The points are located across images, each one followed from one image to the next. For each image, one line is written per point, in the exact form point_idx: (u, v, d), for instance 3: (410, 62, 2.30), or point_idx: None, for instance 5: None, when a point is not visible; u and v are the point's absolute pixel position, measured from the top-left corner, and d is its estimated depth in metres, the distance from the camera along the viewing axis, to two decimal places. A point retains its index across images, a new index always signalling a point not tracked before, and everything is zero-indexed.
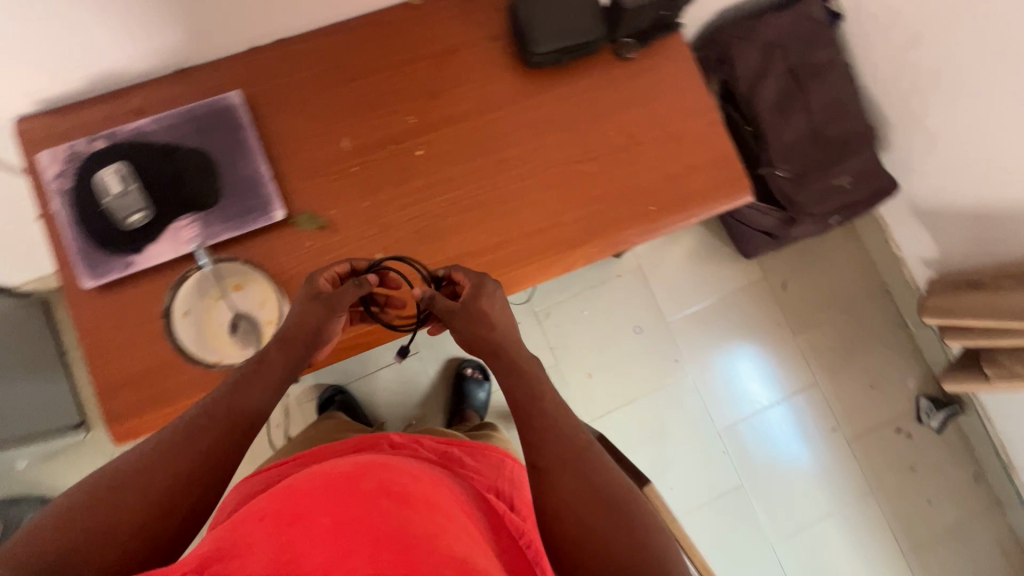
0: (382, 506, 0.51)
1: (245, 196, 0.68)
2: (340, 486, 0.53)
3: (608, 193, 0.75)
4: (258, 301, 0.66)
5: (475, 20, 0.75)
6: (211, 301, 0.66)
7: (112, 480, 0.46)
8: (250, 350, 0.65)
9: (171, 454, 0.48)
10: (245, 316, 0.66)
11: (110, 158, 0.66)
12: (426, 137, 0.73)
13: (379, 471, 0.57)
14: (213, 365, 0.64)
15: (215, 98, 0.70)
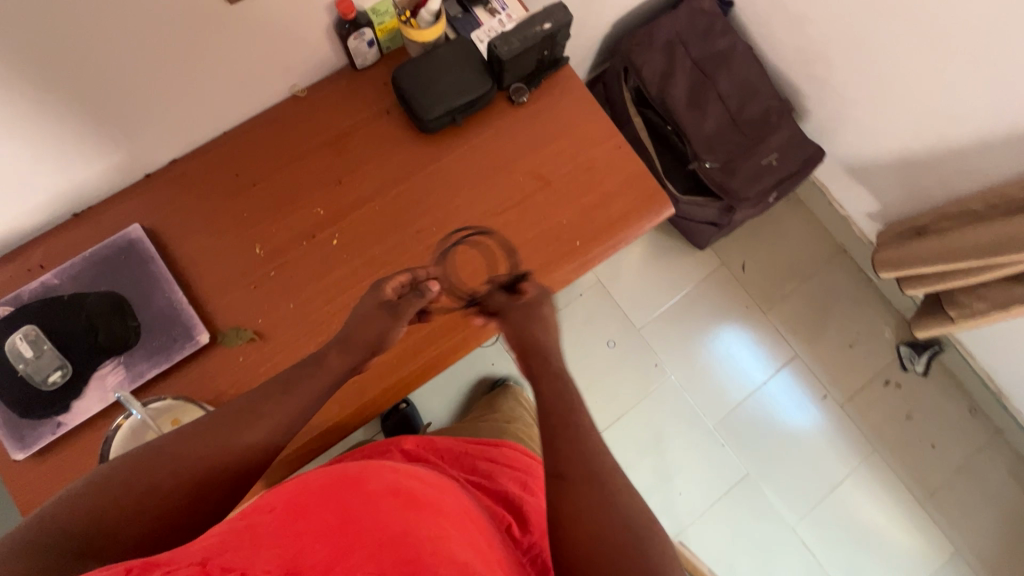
0: (388, 509, 0.49)
1: (165, 328, 0.66)
2: (347, 488, 0.51)
3: (532, 238, 0.74)
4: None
5: (364, 98, 0.76)
6: None
7: (156, 455, 0.51)
8: None
9: (182, 449, 0.52)
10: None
11: (14, 321, 0.63)
12: (338, 224, 0.73)
13: (386, 475, 0.55)
14: None
15: (116, 236, 0.68)
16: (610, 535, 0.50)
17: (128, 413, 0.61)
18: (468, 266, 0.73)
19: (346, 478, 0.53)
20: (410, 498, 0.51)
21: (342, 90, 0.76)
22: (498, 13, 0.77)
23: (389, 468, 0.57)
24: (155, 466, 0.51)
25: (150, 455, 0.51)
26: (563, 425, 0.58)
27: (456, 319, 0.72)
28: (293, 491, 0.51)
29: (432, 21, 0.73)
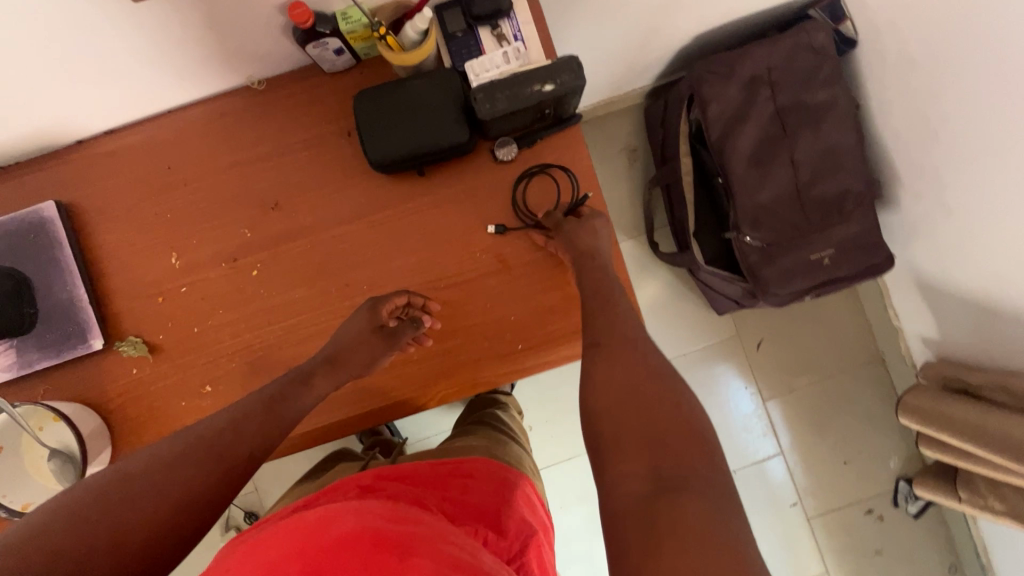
0: (355, 552, 0.46)
1: (62, 322, 0.63)
2: (311, 541, 0.48)
3: (471, 327, 0.65)
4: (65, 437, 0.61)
5: (326, 113, 0.64)
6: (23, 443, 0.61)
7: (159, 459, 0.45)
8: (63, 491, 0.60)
9: (192, 457, 0.46)
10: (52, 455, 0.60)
11: None
12: (264, 254, 0.65)
13: (353, 514, 0.51)
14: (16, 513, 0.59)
15: (30, 209, 0.63)
16: (649, 394, 0.46)
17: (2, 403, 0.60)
18: (543, 199, 0.65)
19: (309, 529, 0.50)
20: (382, 540, 0.47)
21: (306, 96, 0.64)
22: (506, 42, 0.61)
23: (358, 504, 0.53)
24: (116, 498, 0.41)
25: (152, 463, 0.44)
26: (610, 319, 0.55)
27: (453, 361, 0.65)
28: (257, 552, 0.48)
29: (419, 39, 0.59)
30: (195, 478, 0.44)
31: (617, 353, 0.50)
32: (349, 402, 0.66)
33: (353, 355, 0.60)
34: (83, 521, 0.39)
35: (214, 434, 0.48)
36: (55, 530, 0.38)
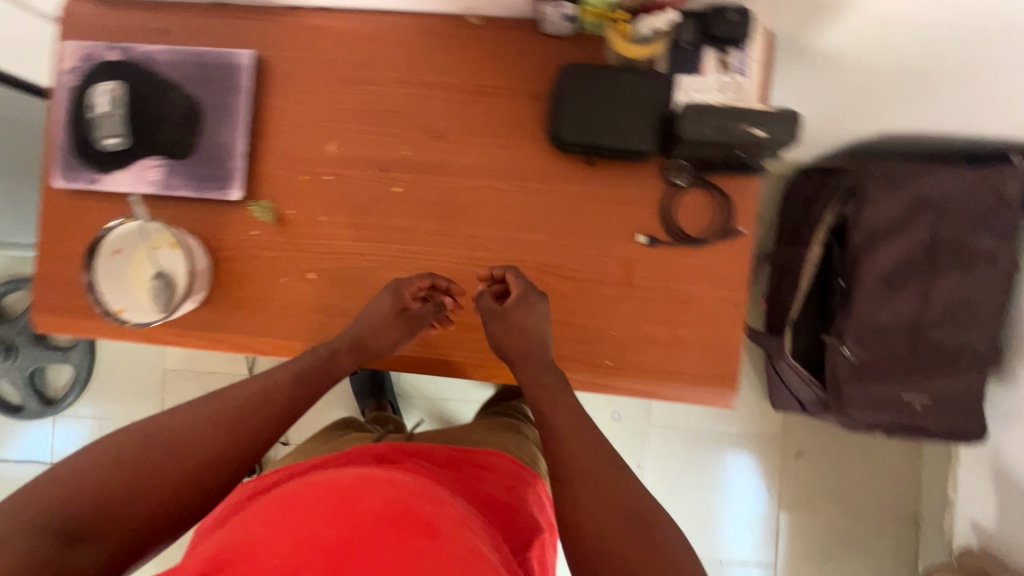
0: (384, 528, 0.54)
1: (213, 163, 0.66)
2: (345, 504, 0.57)
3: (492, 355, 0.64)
4: (178, 270, 0.66)
5: (524, 71, 0.64)
6: (139, 254, 0.66)
7: (162, 436, 0.54)
8: (150, 316, 0.65)
9: (195, 435, 0.55)
10: (161, 277, 0.65)
11: (113, 71, 0.66)
12: (411, 175, 0.66)
13: (381, 488, 0.59)
14: (110, 312, 0.65)
15: (228, 50, 0.66)
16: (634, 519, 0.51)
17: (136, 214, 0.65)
18: (696, 221, 0.63)
19: (344, 493, 0.58)
20: (408, 519, 0.56)
21: (512, 48, 0.64)
22: (728, 73, 0.60)
23: (386, 478, 0.62)
24: (150, 460, 0.52)
25: (156, 438, 0.53)
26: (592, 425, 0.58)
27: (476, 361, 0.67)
28: (294, 510, 0.56)
29: (651, 35, 0.57)
30: (208, 455, 0.54)
31: (596, 472, 0.55)
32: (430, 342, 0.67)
33: (360, 346, 0.64)
34: (123, 480, 0.50)
35: (222, 413, 0.57)
36: (80, 485, 0.49)
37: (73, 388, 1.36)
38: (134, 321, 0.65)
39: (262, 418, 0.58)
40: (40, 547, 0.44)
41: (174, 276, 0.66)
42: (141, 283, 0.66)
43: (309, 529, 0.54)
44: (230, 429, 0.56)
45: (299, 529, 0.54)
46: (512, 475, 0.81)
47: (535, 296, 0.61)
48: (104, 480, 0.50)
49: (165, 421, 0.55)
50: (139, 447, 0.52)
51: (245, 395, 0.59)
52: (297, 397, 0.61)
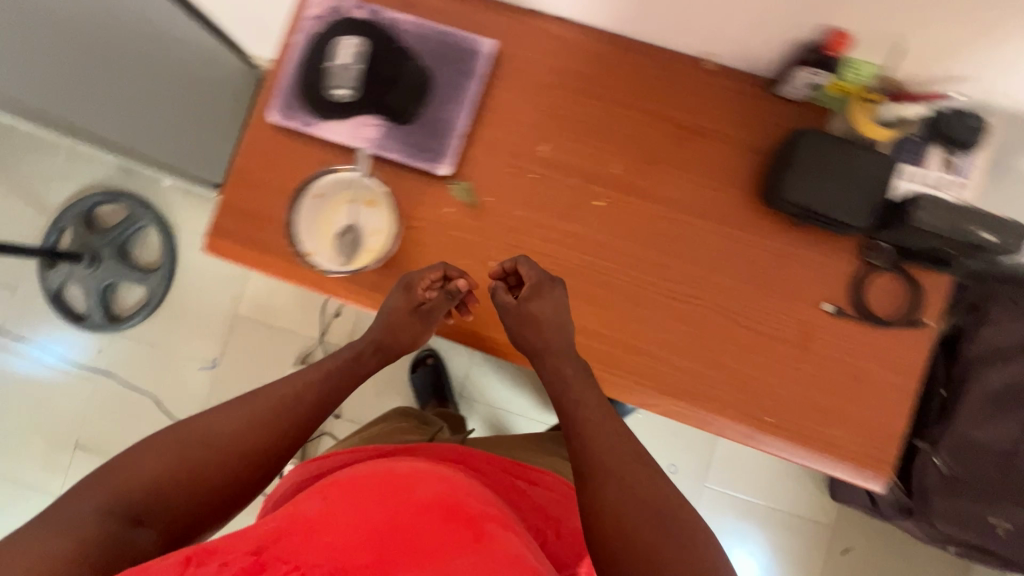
0: (429, 519, 0.54)
1: (430, 137, 0.68)
2: (397, 490, 0.57)
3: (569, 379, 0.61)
4: (373, 229, 0.68)
5: (748, 124, 0.67)
6: (339, 201, 0.68)
7: (201, 429, 0.54)
8: (337, 262, 0.67)
9: (232, 427, 0.55)
10: (356, 232, 0.68)
11: (356, 28, 0.69)
12: (614, 192, 0.68)
13: (432, 480, 0.60)
14: (301, 252, 0.66)
15: (471, 37, 0.69)
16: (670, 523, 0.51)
17: (353, 167, 0.68)
18: (884, 303, 0.64)
19: (397, 480, 0.59)
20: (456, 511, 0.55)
21: (742, 101, 0.67)
22: (950, 173, 0.61)
23: (438, 471, 0.62)
24: (194, 454, 0.53)
25: (197, 432, 0.54)
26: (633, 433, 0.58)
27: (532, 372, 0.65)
28: (349, 490, 0.57)
29: (890, 120, 0.61)
30: (245, 450, 0.55)
31: (620, 469, 0.54)
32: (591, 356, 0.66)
33: (382, 346, 0.67)
34: (175, 472, 0.52)
35: (259, 408, 0.57)
36: (132, 477, 0.50)
37: (139, 311, 1.35)
38: (322, 265, 0.67)
39: (296, 412, 0.59)
40: (107, 533, 0.46)
41: (368, 234, 0.68)
42: (333, 234, 0.68)
43: (360, 507, 0.54)
44: (269, 421, 0.57)
45: (349, 505, 0.54)
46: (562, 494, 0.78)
47: (550, 283, 0.63)
48: (153, 469, 0.51)
49: (204, 415, 0.56)
50: (180, 438, 0.53)
51: (278, 390, 0.59)
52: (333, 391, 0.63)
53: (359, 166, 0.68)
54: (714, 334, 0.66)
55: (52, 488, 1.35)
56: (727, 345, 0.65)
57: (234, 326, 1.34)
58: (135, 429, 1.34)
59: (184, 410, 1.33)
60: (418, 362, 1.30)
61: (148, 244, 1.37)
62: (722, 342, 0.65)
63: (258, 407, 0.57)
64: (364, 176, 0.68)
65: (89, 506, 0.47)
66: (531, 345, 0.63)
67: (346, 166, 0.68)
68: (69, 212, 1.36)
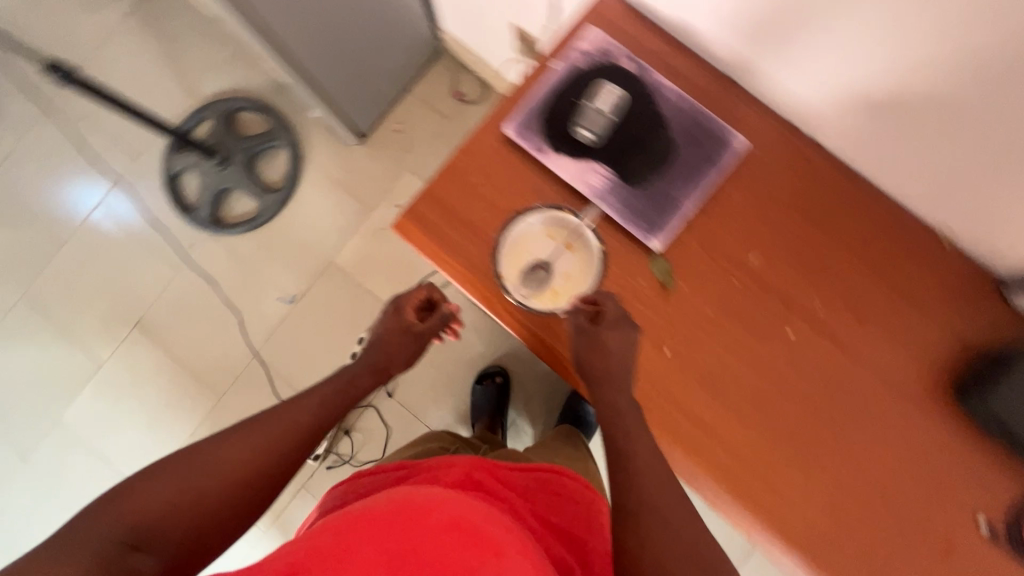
0: (452, 556, 0.45)
1: (654, 207, 0.67)
2: (413, 515, 0.48)
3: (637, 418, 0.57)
4: (564, 273, 0.68)
5: (961, 314, 0.66)
6: (545, 234, 0.68)
7: (205, 451, 0.52)
8: (522, 290, 0.67)
9: (236, 451, 0.53)
10: (546, 269, 0.68)
11: (621, 78, 0.69)
12: (807, 327, 0.67)
13: (455, 505, 0.51)
14: (495, 272, 0.66)
15: (726, 128, 0.69)
16: None
17: (576, 215, 0.67)
18: None
19: (413, 502, 0.49)
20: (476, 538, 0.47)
21: (961, 290, 0.67)
22: None
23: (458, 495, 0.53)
24: (198, 476, 0.50)
25: (199, 454, 0.52)
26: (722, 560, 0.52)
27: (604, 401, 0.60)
28: (357, 517, 0.48)
29: None
30: (250, 469, 0.53)
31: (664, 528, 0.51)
32: (728, 480, 0.65)
33: (376, 372, 0.69)
34: (178, 493, 0.49)
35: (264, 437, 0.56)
36: (130, 501, 0.47)
37: (242, 223, 1.36)
38: (510, 288, 0.67)
39: (296, 434, 0.58)
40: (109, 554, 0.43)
41: (556, 276, 0.68)
42: (524, 264, 0.68)
43: (371, 533, 0.45)
44: (274, 447, 0.55)
45: (361, 532, 0.46)
46: (589, 504, 0.68)
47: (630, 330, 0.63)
48: (161, 496, 0.48)
49: (204, 441, 0.53)
50: (183, 459, 0.51)
51: (282, 414, 0.59)
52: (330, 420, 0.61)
53: (583, 218, 0.67)
54: (856, 503, 0.64)
55: (99, 354, 1.36)
56: (864, 520, 0.64)
57: (325, 272, 1.35)
58: (197, 331, 1.35)
59: (250, 332, 1.34)
60: (484, 376, 1.28)
61: (275, 163, 1.39)
62: (862, 513, 0.64)
63: (261, 431, 0.56)
64: (584, 226, 0.67)
65: (80, 529, 0.45)
66: (591, 377, 0.61)
67: (571, 209, 0.68)
68: (215, 106, 1.38)
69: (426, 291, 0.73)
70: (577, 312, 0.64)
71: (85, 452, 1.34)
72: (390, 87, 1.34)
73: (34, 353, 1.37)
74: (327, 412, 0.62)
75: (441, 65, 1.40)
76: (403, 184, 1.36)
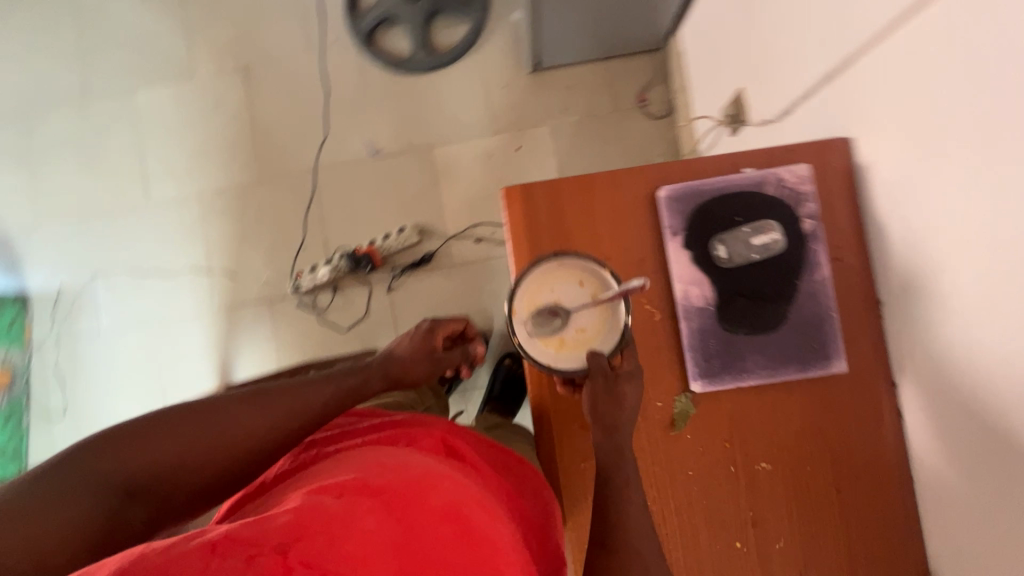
0: (445, 545, 0.45)
1: (721, 356, 0.64)
2: (410, 494, 0.47)
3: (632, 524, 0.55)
4: (581, 328, 0.59)
5: None
6: (572, 279, 0.59)
7: (204, 415, 0.56)
8: (531, 333, 0.59)
9: (235, 421, 0.56)
10: (564, 317, 0.59)
11: (794, 230, 0.65)
12: (755, 554, 0.64)
13: (448, 484, 0.50)
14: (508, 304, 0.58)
15: (841, 345, 0.64)
16: None
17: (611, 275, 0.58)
18: None
19: (410, 478, 0.49)
20: (471, 533, 0.46)
21: None
22: None
23: (450, 472, 0.52)
24: (192, 438, 0.54)
25: (199, 416, 0.55)
26: None
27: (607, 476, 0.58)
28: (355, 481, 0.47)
29: None
30: (246, 444, 0.56)
31: None
32: None
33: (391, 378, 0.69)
34: (173, 452, 0.53)
35: (263, 414, 0.58)
36: (129, 450, 0.52)
37: (385, 57, 1.33)
38: (517, 327, 0.58)
39: (297, 411, 0.59)
40: (99, 502, 0.49)
41: (570, 326, 0.59)
42: (540, 304, 0.59)
43: (378, 505, 0.45)
44: (272, 421, 0.58)
45: (363, 503, 0.45)
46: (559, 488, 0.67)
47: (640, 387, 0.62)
48: (158, 452, 0.53)
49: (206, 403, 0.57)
50: (192, 420, 0.55)
51: (291, 393, 0.60)
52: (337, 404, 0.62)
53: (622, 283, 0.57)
54: None
55: (197, 68, 1.37)
56: None
57: (418, 152, 1.33)
58: (283, 114, 1.35)
59: (322, 150, 1.34)
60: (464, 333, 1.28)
61: (452, 30, 1.34)
62: None
63: (263, 404, 0.58)
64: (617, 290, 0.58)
65: (79, 463, 0.50)
66: None
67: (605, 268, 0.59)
68: None
69: (462, 323, 0.77)
70: (597, 364, 0.57)
71: (130, 135, 1.38)
72: (593, 46, 1.27)
73: (150, 26, 1.39)
74: (338, 395, 0.62)
75: (650, 62, 1.32)
76: (536, 134, 1.32)
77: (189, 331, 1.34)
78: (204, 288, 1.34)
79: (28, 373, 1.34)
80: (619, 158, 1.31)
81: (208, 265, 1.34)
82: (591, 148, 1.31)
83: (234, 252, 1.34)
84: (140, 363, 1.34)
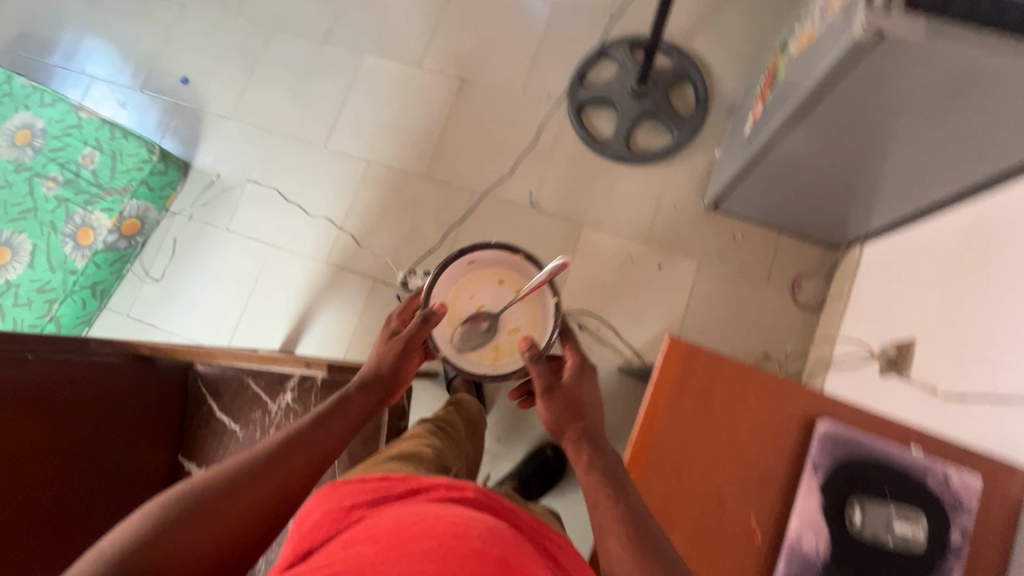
0: None
1: None
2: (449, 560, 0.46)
3: None
4: (511, 328, 0.77)
5: None
6: (485, 284, 0.78)
7: (193, 498, 0.55)
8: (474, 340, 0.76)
9: (231, 490, 0.57)
10: (491, 324, 0.77)
11: (940, 534, 0.60)
12: None
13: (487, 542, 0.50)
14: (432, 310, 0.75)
15: None
16: None
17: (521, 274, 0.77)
18: None
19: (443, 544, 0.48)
20: None
21: None
22: None
23: (486, 530, 0.52)
24: (189, 525, 0.54)
25: (190, 501, 0.55)
26: None
27: (601, 516, 0.59)
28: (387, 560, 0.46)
29: None
30: (250, 508, 0.58)
31: None
32: None
33: (366, 389, 0.74)
34: (175, 547, 0.52)
35: (259, 476, 0.59)
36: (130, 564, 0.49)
37: (584, 130, 1.39)
38: (453, 336, 0.76)
39: (293, 467, 0.62)
40: None
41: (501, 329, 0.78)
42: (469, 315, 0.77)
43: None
44: (268, 484, 0.60)
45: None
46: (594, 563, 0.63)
47: (589, 373, 0.75)
48: (158, 552, 0.51)
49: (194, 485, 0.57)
50: (186, 506, 0.55)
51: (284, 453, 0.62)
52: (332, 452, 0.66)
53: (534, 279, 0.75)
54: None
55: (424, 61, 1.49)
56: None
57: (567, 221, 1.36)
58: (473, 134, 1.44)
59: (489, 179, 1.41)
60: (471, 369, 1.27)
61: (654, 137, 1.39)
62: None
63: (258, 466, 0.60)
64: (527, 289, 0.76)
65: None
66: None
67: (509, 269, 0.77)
68: (688, 62, 1.38)
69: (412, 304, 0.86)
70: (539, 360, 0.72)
71: (342, 86, 1.50)
72: (774, 217, 1.27)
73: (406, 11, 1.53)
74: (328, 450, 0.66)
75: (818, 252, 1.30)
76: (680, 260, 1.33)
77: (295, 267, 1.41)
78: (327, 239, 1.41)
79: (151, 230, 1.44)
80: (744, 323, 1.29)
81: (341, 221, 1.42)
82: (723, 299, 1.31)
83: (369, 224, 1.41)
84: (242, 272, 1.41)
